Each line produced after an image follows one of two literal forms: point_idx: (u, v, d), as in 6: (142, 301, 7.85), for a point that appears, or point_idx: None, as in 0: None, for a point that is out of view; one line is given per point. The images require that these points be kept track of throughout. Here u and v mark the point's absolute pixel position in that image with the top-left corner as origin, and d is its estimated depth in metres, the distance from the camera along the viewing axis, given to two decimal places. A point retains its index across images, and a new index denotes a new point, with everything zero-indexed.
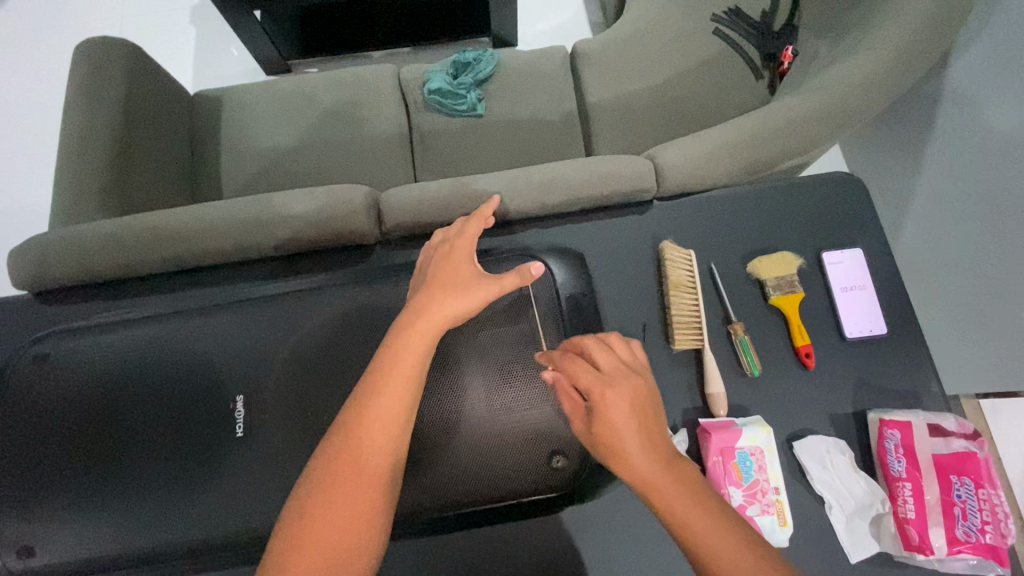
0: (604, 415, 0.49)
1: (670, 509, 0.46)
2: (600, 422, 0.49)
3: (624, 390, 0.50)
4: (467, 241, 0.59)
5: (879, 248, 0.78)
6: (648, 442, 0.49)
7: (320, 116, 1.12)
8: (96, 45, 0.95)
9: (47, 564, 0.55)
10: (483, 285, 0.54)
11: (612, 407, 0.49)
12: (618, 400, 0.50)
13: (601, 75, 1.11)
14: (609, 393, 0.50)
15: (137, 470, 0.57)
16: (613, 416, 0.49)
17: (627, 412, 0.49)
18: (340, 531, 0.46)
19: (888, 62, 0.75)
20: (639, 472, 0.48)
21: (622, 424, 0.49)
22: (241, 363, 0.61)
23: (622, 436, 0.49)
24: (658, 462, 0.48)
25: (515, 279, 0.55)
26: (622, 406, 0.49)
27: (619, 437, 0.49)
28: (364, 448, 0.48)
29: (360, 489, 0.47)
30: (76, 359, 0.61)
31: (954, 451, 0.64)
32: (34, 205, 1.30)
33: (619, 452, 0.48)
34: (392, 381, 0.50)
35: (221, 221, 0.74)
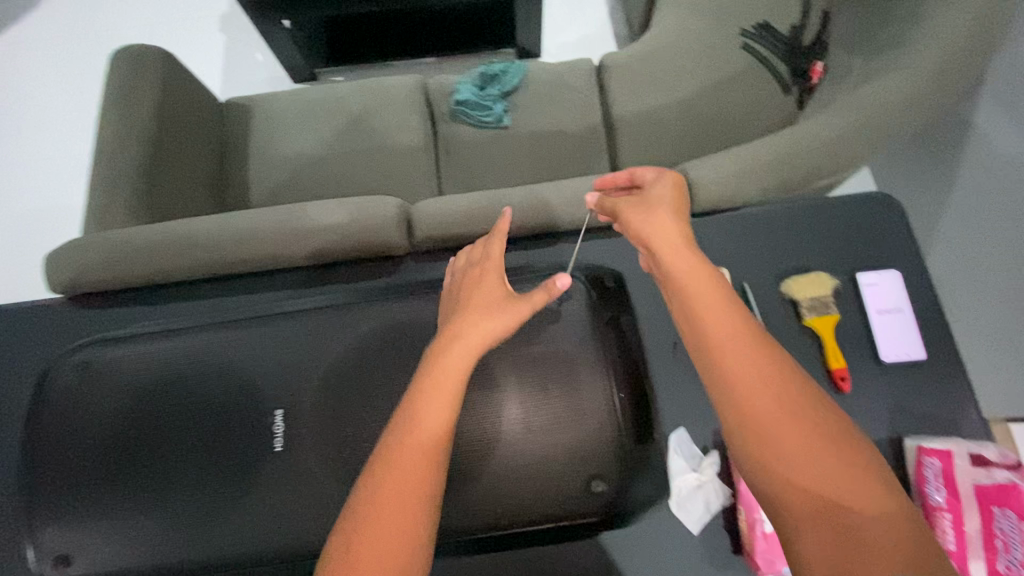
0: (662, 205, 0.59)
1: (697, 282, 0.52)
2: (655, 207, 0.59)
3: (680, 201, 0.61)
4: (495, 263, 0.60)
5: (914, 270, 0.76)
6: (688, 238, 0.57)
7: (347, 125, 1.13)
8: (133, 53, 0.98)
9: (85, 569, 0.56)
10: (517, 311, 0.55)
11: (666, 203, 0.60)
12: (669, 202, 0.60)
13: (627, 88, 1.10)
14: (670, 197, 0.61)
15: (175, 480, 0.57)
16: (663, 208, 0.59)
17: (677, 211, 0.59)
18: (394, 528, 0.45)
19: (926, 80, 0.74)
20: (674, 247, 0.55)
21: (668, 214, 0.58)
22: (279, 376, 0.61)
23: (666, 219, 0.58)
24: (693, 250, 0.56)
25: (542, 296, 0.55)
26: (676, 206, 0.60)
27: (666, 222, 0.58)
28: (419, 444, 0.48)
29: (409, 500, 0.46)
30: (117, 367, 0.62)
31: (998, 482, 0.62)
32: (66, 206, 1.33)
33: (661, 226, 0.57)
34: (441, 388, 0.51)
35: (255, 231, 0.75)
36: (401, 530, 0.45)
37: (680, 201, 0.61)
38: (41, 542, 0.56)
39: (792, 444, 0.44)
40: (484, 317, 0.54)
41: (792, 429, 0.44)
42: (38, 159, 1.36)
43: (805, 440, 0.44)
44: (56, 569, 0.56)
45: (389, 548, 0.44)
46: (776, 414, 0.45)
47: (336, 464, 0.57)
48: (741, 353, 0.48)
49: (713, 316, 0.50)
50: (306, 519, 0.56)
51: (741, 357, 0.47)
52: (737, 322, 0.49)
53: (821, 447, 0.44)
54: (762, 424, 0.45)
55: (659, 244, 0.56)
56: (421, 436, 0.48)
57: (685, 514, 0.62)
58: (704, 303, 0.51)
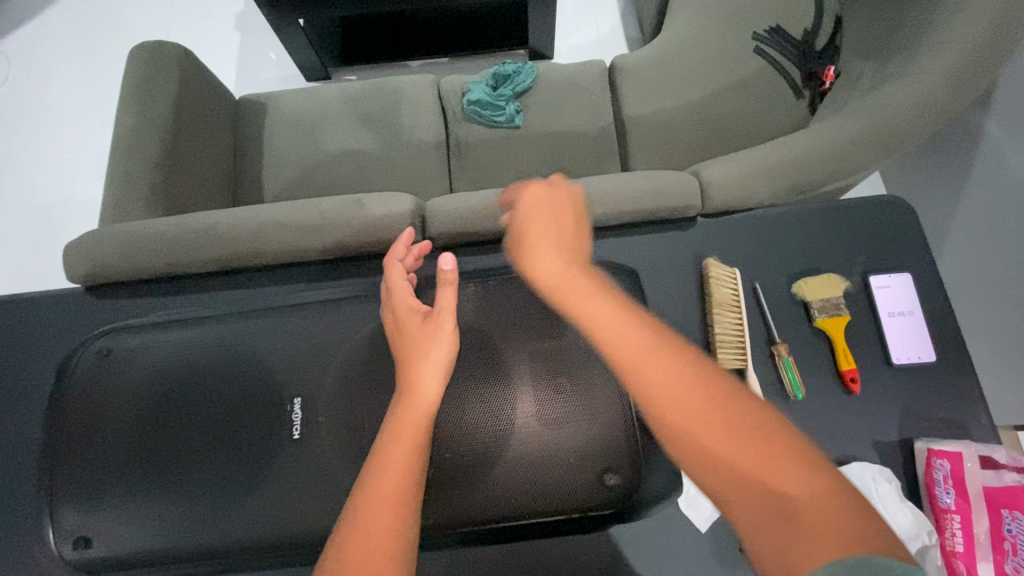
0: (540, 215, 0.53)
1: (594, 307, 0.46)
2: (533, 220, 0.53)
3: (560, 202, 0.55)
4: (403, 300, 0.60)
5: (926, 274, 0.76)
6: (575, 250, 0.51)
7: (360, 123, 1.14)
8: (151, 49, 0.99)
9: (104, 552, 0.57)
10: (432, 333, 0.55)
11: (547, 211, 0.54)
12: (549, 208, 0.54)
13: (639, 90, 1.11)
14: (548, 201, 0.55)
15: (193, 466, 0.58)
16: (542, 217, 0.53)
17: (559, 216, 0.54)
18: (387, 500, 0.45)
19: (941, 84, 0.74)
20: (561, 271, 0.49)
21: (548, 223, 0.53)
22: (298, 366, 0.62)
23: (547, 234, 0.52)
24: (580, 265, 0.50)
25: (446, 294, 0.56)
26: (557, 210, 0.54)
27: (547, 236, 0.51)
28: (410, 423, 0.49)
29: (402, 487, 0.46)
30: (138, 354, 0.64)
31: (1006, 484, 0.62)
32: (82, 200, 1.34)
33: (542, 242, 0.51)
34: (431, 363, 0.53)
35: (271, 224, 0.76)
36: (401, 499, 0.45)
37: (560, 201, 0.55)
38: (62, 524, 0.58)
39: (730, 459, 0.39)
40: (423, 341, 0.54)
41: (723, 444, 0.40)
42: (54, 153, 1.38)
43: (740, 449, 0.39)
44: (77, 552, 0.57)
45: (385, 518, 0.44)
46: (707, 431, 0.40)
47: (353, 454, 0.58)
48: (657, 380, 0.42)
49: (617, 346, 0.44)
50: (323, 507, 0.57)
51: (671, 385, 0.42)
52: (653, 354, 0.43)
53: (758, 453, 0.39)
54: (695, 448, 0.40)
55: (544, 269, 0.49)
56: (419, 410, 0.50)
57: (694, 512, 0.64)
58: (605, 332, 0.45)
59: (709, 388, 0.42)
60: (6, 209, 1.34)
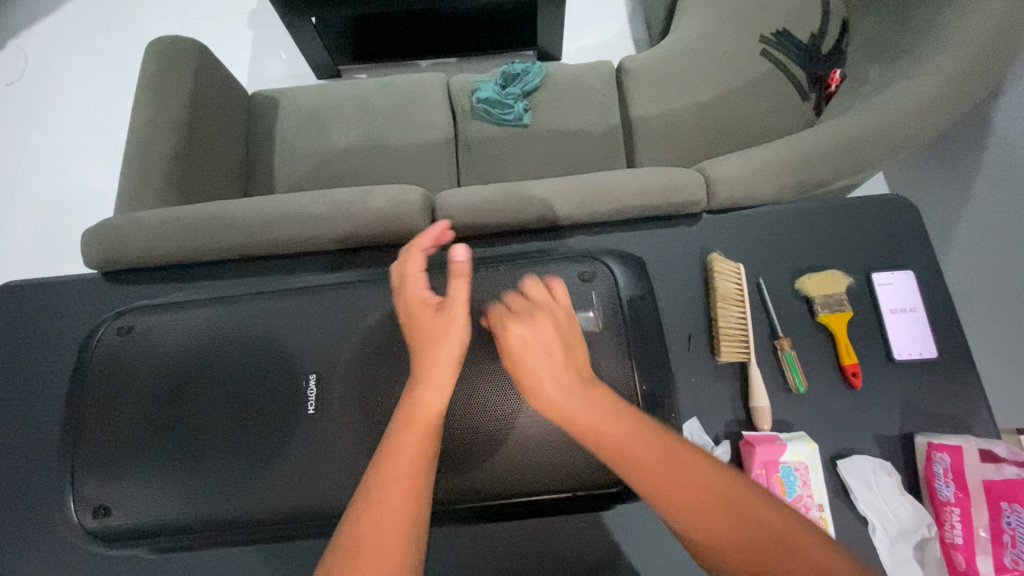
0: (534, 350, 0.54)
1: (602, 440, 0.51)
2: (530, 360, 0.54)
3: (547, 323, 0.56)
4: (416, 285, 0.59)
5: (928, 272, 0.77)
6: (577, 376, 0.54)
7: (370, 119, 1.16)
8: (168, 43, 1.01)
9: (125, 521, 0.59)
10: (446, 320, 0.55)
11: (540, 339, 0.55)
12: (540, 336, 0.55)
13: (646, 91, 1.13)
14: (534, 329, 0.55)
15: (210, 440, 0.60)
16: (538, 351, 0.54)
17: (549, 342, 0.55)
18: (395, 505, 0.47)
19: (945, 86, 0.75)
20: (573, 413, 0.52)
21: (543, 358, 0.54)
22: (314, 344, 0.64)
23: (550, 370, 0.54)
24: (584, 393, 0.53)
25: (459, 284, 0.56)
26: (548, 335, 0.55)
27: (547, 375, 0.53)
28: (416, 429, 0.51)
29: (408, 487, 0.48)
30: (157, 332, 0.65)
31: (1007, 477, 0.63)
32: (96, 191, 1.37)
33: (549, 385, 0.53)
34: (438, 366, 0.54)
35: (286, 214, 0.78)
36: (405, 507, 0.48)
37: (546, 322, 0.56)
38: (84, 493, 0.60)
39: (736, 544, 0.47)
40: (431, 336, 0.55)
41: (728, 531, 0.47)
42: (71, 145, 1.41)
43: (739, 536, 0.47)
44: (98, 520, 0.59)
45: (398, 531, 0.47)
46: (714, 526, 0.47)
47: (364, 432, 0.59)
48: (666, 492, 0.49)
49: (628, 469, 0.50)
50: (335, 482, 0.58)
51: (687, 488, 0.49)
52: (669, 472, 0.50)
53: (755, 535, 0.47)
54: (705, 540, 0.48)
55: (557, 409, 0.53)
56: (425, 418, 0.52)
57: None
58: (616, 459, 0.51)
59: (703, 492, 0.49)
60: (22, 200, 1.36)
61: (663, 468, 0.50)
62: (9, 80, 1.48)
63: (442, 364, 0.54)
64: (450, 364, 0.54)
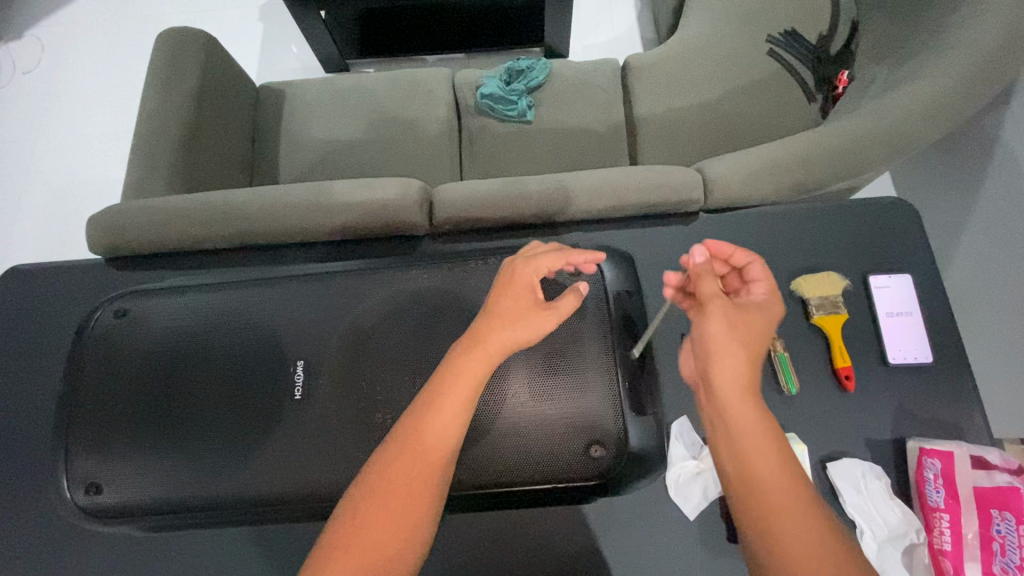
0: (752, 316, 0.53)
1: (747, 398, 0.49)
2: (745, 319, 0.53)
3: (775, 313, 0.54)
4: (529, 269, 0.58)
5: (927, 276, 0.77)
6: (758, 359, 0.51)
7: (374, 112, 1.17)
8: (178, 34, 1.02)
9: (114, 499, 0.63)
10: (547, 318, 0.56)
11: (765, 317, 0.54)
12: (766, 315, 0.54)
13: (651, 90, 1.12)
14: (768, 309, 0.54)
15: (198, 425, 0.64)
16: (756, 323, 0.53)
17: (750, 340, 0.51)
18: (397, 510, 0.49)
19: (951, 89, 0.74)
20: (741, 378, 0.49)
21: (757, 329, 0.52)
22: (304, 334, 0.68)
23: (753, 340, 0.51)
24: (755, 374, 0.51)
25: (569, 300, 0.58)
26: (771, 320, 0.54)
27: (750, 341, 0.51)
28: (425, 438, 0.51)
29: (412, 498, 0.49)
30: (156, 322, 0.71)
31: (998, 485, 0.62)
32: (106, 178, 1.39)
33: (743, 344, 0.51)
34: (461, 375, 0.53)
35: (283, 204, 0.78)
36: (408, 515, 0.49)
37: (776, 311, 0.55)
38: (76, 471, 0.64)
39: (797, 548, 0.44)
40: (516, 324, 0.55)
41: (793, 530, 0.45)
42: (84, 135, 1.43)
43: (802, 543, 0.44)
44: (88, 499, 0.63)
45: (404, 531, 0.48)
46: (789, 521, 0.45)
47: (360, 416, 0.63)
48: (764, 467, 0.47)
49: (752, 433, 0.48)
50: (319, 468, 0.61)
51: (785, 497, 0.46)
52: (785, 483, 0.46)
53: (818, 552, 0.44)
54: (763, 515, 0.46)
55: (733, 361, 0.50)
56: (435, 430, 0.51)
57: (683, 498, 0.64)
58: (744, 420, 0.48)
59: (801, 523, 0.45)
60: (35, 187, 1.39)
61: (778, 481, 0.46)
62: (25, 70, 1.51)
63: (467, 373, 0.53)
64: (474, 373, 0.53)
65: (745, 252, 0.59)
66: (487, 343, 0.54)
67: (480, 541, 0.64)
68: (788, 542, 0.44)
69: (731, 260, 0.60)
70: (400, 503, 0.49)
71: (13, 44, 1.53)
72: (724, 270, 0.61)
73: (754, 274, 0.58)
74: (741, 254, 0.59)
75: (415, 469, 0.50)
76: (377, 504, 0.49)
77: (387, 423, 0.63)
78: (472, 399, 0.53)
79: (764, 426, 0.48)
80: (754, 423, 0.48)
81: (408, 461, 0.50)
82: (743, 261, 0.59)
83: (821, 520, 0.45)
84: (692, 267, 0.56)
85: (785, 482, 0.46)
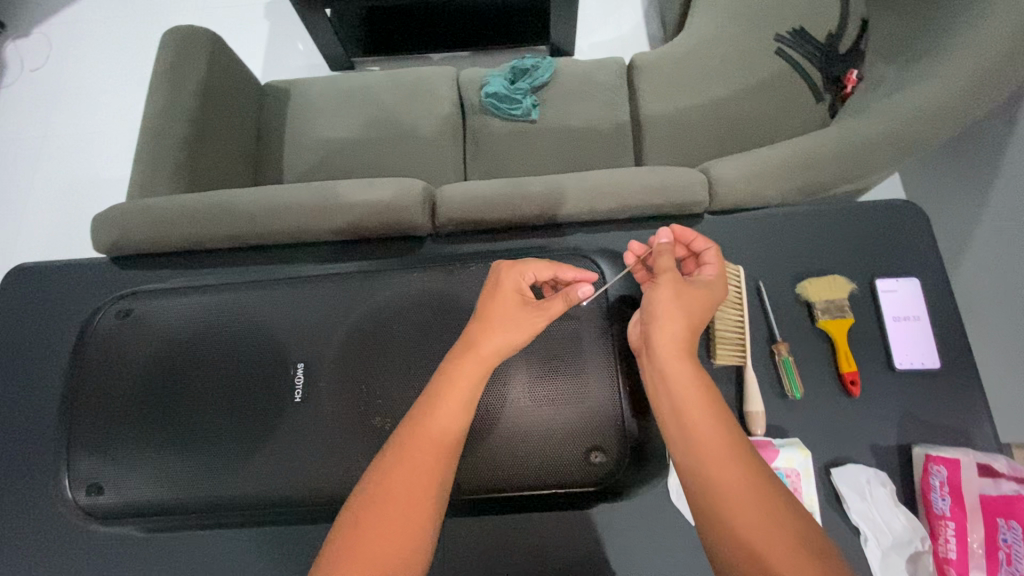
0: (700, 287, 0.58)
1: (683, 353, 0.54)
2: (693, 288, 0.57)
3: (722, 289, 0.59)
4: (516, 274, 0.59)
5: (935, 280, 0.76)
6: (699, 324, 0.56)
7: (378, 111, 1.16)
8: (183, 32, 1.02)
9: (118, 499, 0.64)
10: (534, 325, 0.56)
11: (712, 289, 0.58)
12: (714, 288, 0.58)
13: (656, 89, 1.11)
14: (716, 284, 0.59)
15: (200, 426, 0.65)
16: (702, 293, 0.57)
17: (689, 305, 0.56)
18: (400, 512, 0.49)
19: (960, 90, 0.73)
20: (678, 336, 0.54)
21: (701, 297, 0.57)
22: (303, 335, 0.69)
23: (696, 305, 0.56)
24: (693, 336, 0.55)
25: (558, 305, 0.56)
26: (717, 293, 0.58)
27: (693, 306, 0.56)
28: (426, 440, 0.52)
29: (416, 501, 0.49)
30: (160, 323, 0.71)
31: (1005, 493, 0.61)
32: (113, 177, 1.40)
33: (685, 308, 0.56)
34: (459, 377, 0.54)
35: (286, 203, 0.78)
36: (412, 517, 0.49)
37: (724, 287, 0.59)
38: (80, 471, 0.65)
39: (721, 479, 0.47)
40: (505, 327, 0.55)
41: (718, 463, 0.47)
42: (90, 133, 1.44)
43: (726, 475, 0.47)
44: (91, 498, 0.64)
45: (408, 534, 0.48)
46: (716, 456, 0.48)
47: (361, 419, 0.63)
48: (694, 409, 0.50)
49: (685, 379, 0.52)
50: (320, 471, 0.62)
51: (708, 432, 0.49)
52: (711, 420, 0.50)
53: (742, 485, 0.46)
54: (689, 450, 0.49)
55: (674, 319, 0.55)
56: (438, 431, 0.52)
57: (685, 504, 0.63)
58: (677, 367, 0.52)
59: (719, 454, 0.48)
60: (42, 185, 1.40)
61: (701, 417, 0.50)
62: (33, 67, 1.51)
63: (464, 376, 0.54)
64: (472, 375, 0.54)
65: (704, 238, 0.64)
66: (479, 349, 0.55)
67: (479, 545, 0.64)
68: (713, 473, 0.47)
69: (692, 246, 0.65)
70: (403, 504, 0.49)
71: (22, 42, 1.54)
72: (684, 254, 0.66)
73: (708, 259, 0.62)
74: (699, 241, 0.64)
75: (415, 476, 0.50)
76: (381, 506, 0.49)
77: (386, 426, 0.63)
78: (469, 403, 0.54)
79: (699, 375, 0.52)
80: (689, 372, 0.52)
81: (406, 467, 0.50)
82: (701, 247, 0.64)
83: (749, 459, 0.48)
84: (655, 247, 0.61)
85: (714, 421, 0.49)
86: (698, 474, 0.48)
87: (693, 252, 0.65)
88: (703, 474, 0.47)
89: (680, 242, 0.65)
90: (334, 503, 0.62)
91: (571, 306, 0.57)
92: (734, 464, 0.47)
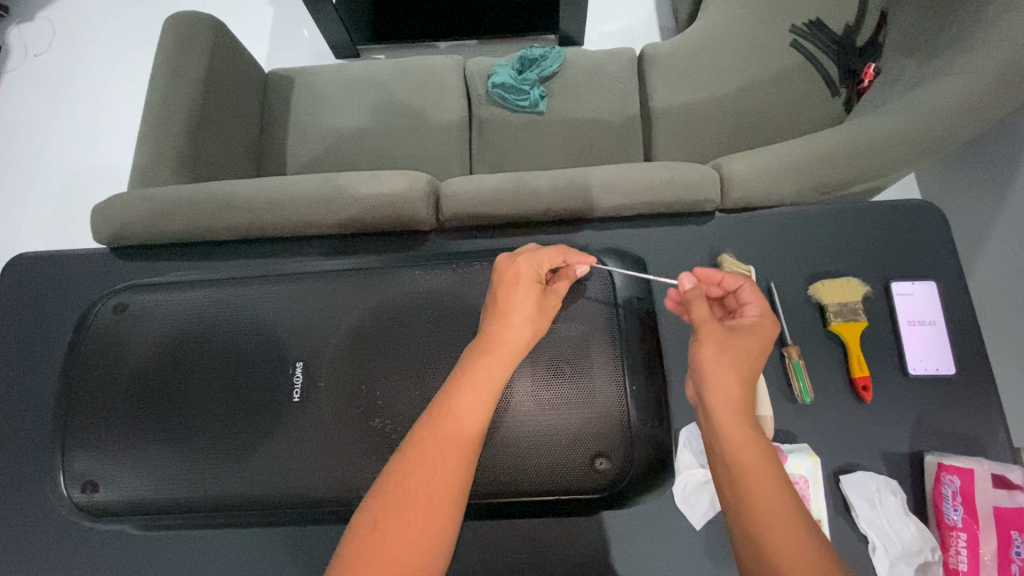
0: (748, 337, 0.55)
1: (744, 417, 0.50)
2: (741, 340, 0.54)
3: (771, 332, 0.56)
4: (531, 263, 0.59)
5: (952, 283, 0.73)
6: (754, 380, 0.53)
7: (383, 101, 1.14)
8: (185, 18, 0.99)
9: (112, 497, 0.63)
10: (554, 308, 0.59)
11: (761, 336, 0.55)
12: (760, 335, 0.55)
13: (667, 81, 1.08)
14: (764, 329, 0.56)
15: (196, 425, 0.65)
16: (752, 344, 0.54)
17: (739, 357, 0.53)
18: (422, 526, 0.47)
19: (988, 86, 0.70)
20: (737, 399, 0.51)
21: (750, 349, 0.54)
22: (304, 333, 0.68)
23: (748, 361, 0.53)
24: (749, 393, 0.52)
25: (565, 282, 0.62)
26: (766, 340, 0.55)
27: (746, 363, 0.53)
28: (445, 441, 0.50)
29: (435, 502, 0.48)
30: (157, 318, 0.71)
31: (1019, 505, 0.60)
32: (115, 165, 1.39)
33: (738, 366, 0.52)
34: (482, 374, 0.52)
35: (288, 196, 0.76)
36: (432, 520, 0.48)
37: (772, 330, 0.56)
38: (75, 467, 0.65)
39: (787, 558, 0.44)
40: (522, 315, 0.56)
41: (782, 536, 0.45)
42: (94, 120, 1.42)
43: (784, 542, 0.45)
44: (86, 497, 0.64)
45: (426, 537, 0.47)
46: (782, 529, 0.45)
47: (361, 418, 0.63)
48: (756, 480, 0.47)
49: (747, 447, 0.49)
50: (317, 472, 0.62)
51: (765, 492, 0.47)
52: (768, 480, 0.47)
53: (800, 553, 0.44)
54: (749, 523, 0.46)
55: (729, 379, 0.52)
56: (461, 432, 0.51)
57: (690, 508, 0.63)
58: (739, 434, 0.49)
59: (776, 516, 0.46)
60: (47, 171, 1.39)
61: (757, 476, 0.47)
62: (37, 52, 1.50)
63: (491, 373, 0.52)
64: (494, 375, 0.53)
65: (734, 276, 0.61)
66: (504, 344, 0.54)
67: (477, 547, 0.64)
68: (778, 549, 0.44)
69: (722, 284, 0.62)
70: (420, 512, 0.48)
71: (24, 26, 1.52)
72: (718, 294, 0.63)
73: (744, 297, 0.59)
74: (730, 278, 0.61)
75: (436, 478, 0.49)
76: (397, 511, 0.48)
77: (386, 428, 0.62)
78: (492, 401, 0.52)
79: (758, 441, 0.49)
80: (749, 439, 0.49)
81: (427, 467, 0.49)
82: (733, 284, 0.61)
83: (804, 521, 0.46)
84: (682, 294, 0.60)
85: (776, 491, 0.47)
86: (759, 549, 0.45)
87: (726, 291, 0.62)
88: (761, 545, 0.45)
89: (708, 283, 0.62)
90: (330, 504, 0.61)
91: (569, 283, 0.63)
92: (791, 532, 0.45)
